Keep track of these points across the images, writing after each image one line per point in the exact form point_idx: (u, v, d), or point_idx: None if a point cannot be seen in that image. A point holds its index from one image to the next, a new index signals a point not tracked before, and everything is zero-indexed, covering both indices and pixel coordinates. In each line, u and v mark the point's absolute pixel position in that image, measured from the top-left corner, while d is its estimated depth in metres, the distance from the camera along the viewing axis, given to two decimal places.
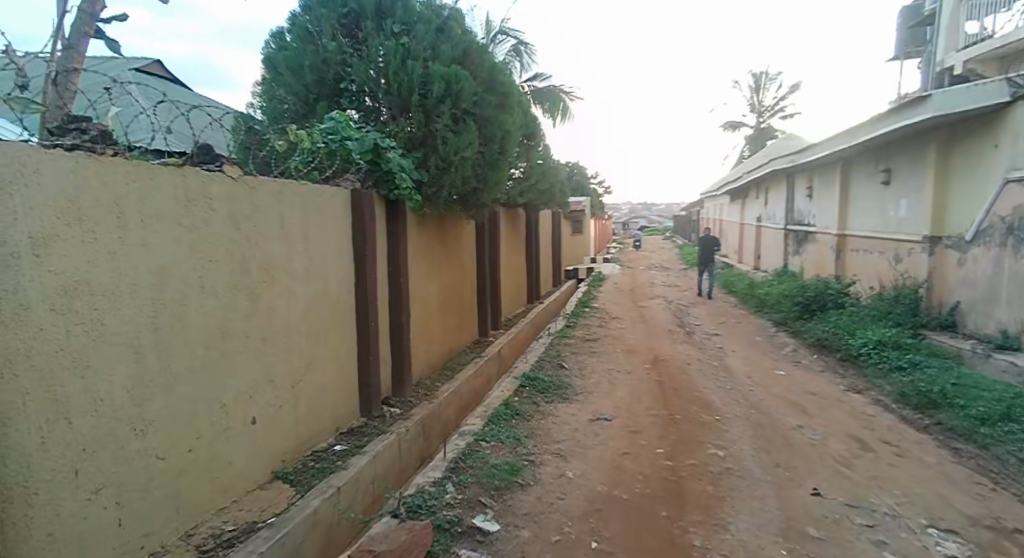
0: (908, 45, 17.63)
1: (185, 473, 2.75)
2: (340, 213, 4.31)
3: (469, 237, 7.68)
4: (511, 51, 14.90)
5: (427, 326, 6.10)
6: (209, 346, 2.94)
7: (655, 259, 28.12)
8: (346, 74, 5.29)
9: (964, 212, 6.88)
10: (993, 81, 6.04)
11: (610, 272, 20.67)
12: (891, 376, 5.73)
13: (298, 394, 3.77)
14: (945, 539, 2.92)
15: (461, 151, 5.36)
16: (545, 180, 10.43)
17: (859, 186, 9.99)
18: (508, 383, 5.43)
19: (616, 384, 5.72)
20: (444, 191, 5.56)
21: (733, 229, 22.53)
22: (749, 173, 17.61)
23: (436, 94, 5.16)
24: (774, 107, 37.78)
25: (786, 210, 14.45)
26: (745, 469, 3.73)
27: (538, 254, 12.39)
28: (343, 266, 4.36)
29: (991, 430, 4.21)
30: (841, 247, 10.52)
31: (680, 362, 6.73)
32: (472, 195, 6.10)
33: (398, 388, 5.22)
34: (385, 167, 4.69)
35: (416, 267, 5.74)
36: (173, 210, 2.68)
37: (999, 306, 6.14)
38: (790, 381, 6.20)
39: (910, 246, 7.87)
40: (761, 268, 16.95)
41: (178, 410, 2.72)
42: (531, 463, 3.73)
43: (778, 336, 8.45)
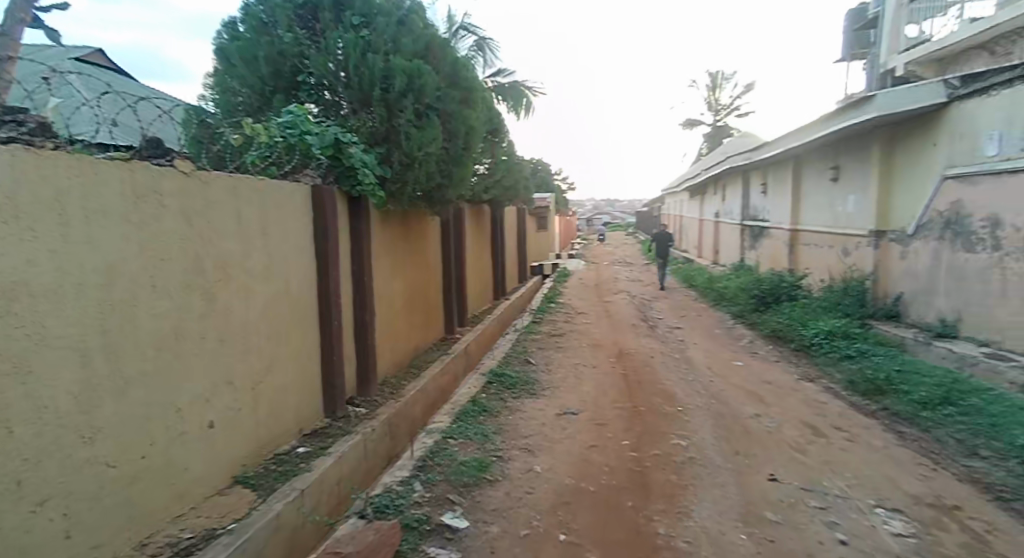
0: (853, 48, 18.45)
1: (138, 481, 2.63)
2: (300, 209, 4.20)
3: (434, 234, 7.61)
4: (473, 46, 14.83)
5: (392, 324, 6.02)
6: (162, 347, 2.82)
7: (618, 254, 28.55)
8: (304, 66, 5.16)
9: (906, 207, 7.26)
10: (932, 82, 6.41)
11: (574, 267, 20.89)
12: (841, 364, 6.00)
13: (258, 396, 3.66)
14: (891, 518, 3.09)
15: (425, 147, 5.30)
16: (509, 176, 10.44)
17: (810, 183, 10.39)
18: (475, 380, 5.42)
19: (582, 378, 5.79)
20: (408, 187, 5.49)
21: (693, 225, 23.09)
22: (707, 170, 18.08)
23: (398, 89, 5.09)
24: (730, 105, 38.90)
25: (743, 206, 14.92)
26: (707, 457, 3.85)
27: (503, 250, 12.39)
28: (304, 264, 4.26)
29: (931, 414, 4.47)
30: (794, 242, 10.94)
31: (643, 355, 6.87)
32: (437, 191, 6.05)
33: (363, 387, 5.14)
34: (346, 162, 4.60)
35: (380, 264, 5.66)
36: (120, 207, 2.56)
37: (938, 296, 6.52)
38: (748, 371, 6.41)
39: (857, 240, 8.25)
40: (719, 262, 17.45)
41: (130, 415, 2.60)
42: (499, 459, 3.74)
43: (736, 328, 8.73)
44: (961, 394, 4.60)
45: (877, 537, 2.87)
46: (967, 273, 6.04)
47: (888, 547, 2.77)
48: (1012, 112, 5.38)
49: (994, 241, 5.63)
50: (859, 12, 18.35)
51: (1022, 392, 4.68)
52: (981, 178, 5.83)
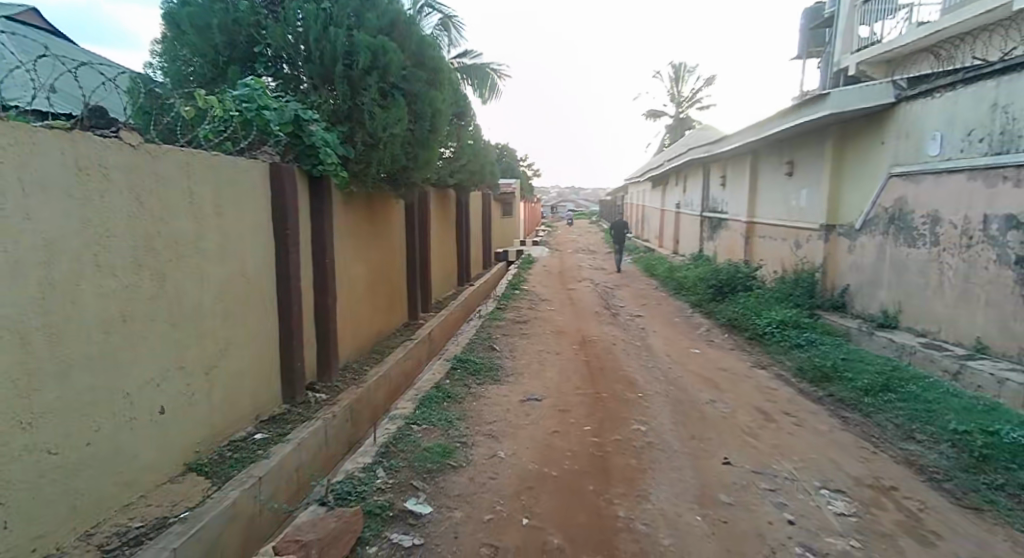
0: (809, 46, 19.05)
1: (83, 469, 2.50)
2: (258, 188, 4.03)
3: (397, 217, 7.48)
4: (439, 25, 14.53)
5: (355, 309, 5.92)
6: (108, 329, 2.67)
7: (581, 242, 28.84)
8: (261, 37, 4.93)
9: (854, 203, 7.59)
10: (882, 82, 6.71)
11: (538, 254, 20.97)
12: (791, 352, 6.27)
13: (212, 381, 3.53)
14: (834, 498, 3.27)
15: (390, 127, 5.17)
16: (475, 160, 10.33)
17: (766, 177, 10.73)
18: (439, 366, 5.39)
19: (545, 365, 5.84)
20: (373, 169, 5.36)
21: (654, 215, 23.52)
22: (669, 161, 18.39)
23: (362, 66, 4.92)
24: (693, 98, 39.61)
25: (702, 197, 15.28)
26: (665, 442, 3.96)
27: (468, 236, 12.29)
28: (262, 245, 4.11)
29: (873, 400, 4.74)
30: (750, 234, 11.30)
31: (605, 342, 6.98)
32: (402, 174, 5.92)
33: (323, 372, 5.03)
34: (307, 140, 4.44)
35: (343, 247, 5.52)
36: (61, 179, 2.39)
37: (881, 289, 6.88)
38: (705, 359, 6.62)
39: (809, 234, 8.59)
40: (679, 252, 17.88)
41: (74, 400, 2.46)
42: (462, 445, 3.74)
43: (694, 317, 8.97)
44: (900, 381, 4.89)
45: (821, 517, 3.03)
46: (908, 268, 6.39)
47: (831, 526, 2.94)
48: (954, 115, 5.67)
49: (933, 238, 5.97)
50: (816, 10, 18.90)
51: (953, 379, 5.01)
52: (924, 177, 6.17)
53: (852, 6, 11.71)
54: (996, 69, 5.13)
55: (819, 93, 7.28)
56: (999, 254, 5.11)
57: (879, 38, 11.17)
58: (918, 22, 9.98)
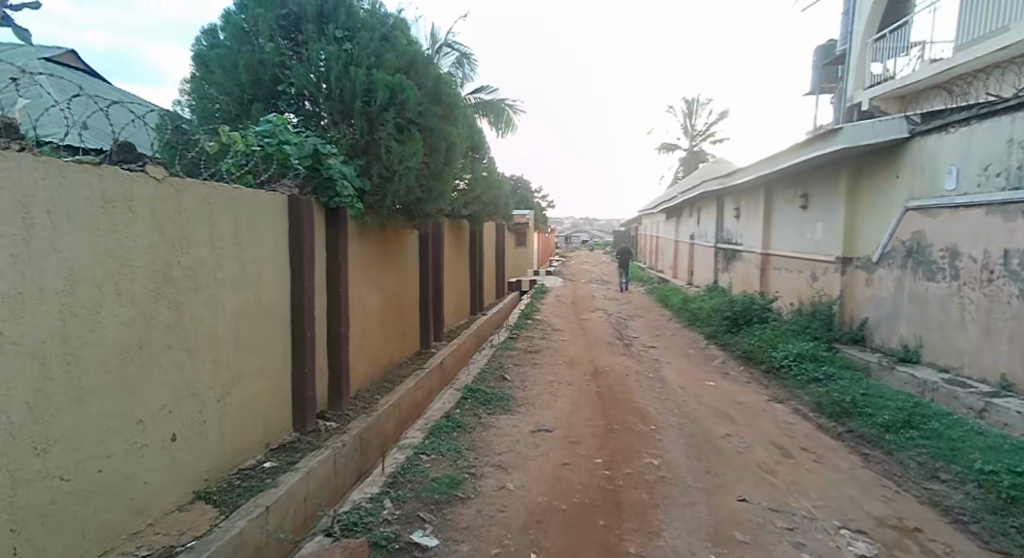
0: (822, 81, 19.33)
1: (93, 496, 2.53)
2: (276, 219, 4.14)
3: (412, 246, 7.58)
4: (455, 64, 15.03)
5: (367, 338, 5.98)
6: (125, 355, 2.74)
7: (596, 273, 28.73)
8: (285, 76, 5.15)
9: (870, 236, 7.54)
10: (895, 117, 6.74)
11: (551, 284, 20.91)
12: (810, 386, 6.10)
13: (223, 409, 3.56)
14: (855, 539, 3.15)
15: (406, 160, 5.30)
16: (489, 192, 10.48)
17: (780, 210, 10.70)
18: (450, 396, 5.37)
19: (557, 396, 5.78)
20: (389, 201, 5.48)
21: (669, 246, 23.43)
22: (682, 193, 18.51)
23: (379, 103, 5.10)
24: (706, 131, 40.01)
25: (717, 229, 15.26)
26: (678, 477, 3.87)
27: (482, 265, 12.38)
28: (278, 274, 4.19)
29: (894, 436, 4.59)
30: (766, 265, 11.21)
31: (618, 373, 6.89)
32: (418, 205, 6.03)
33: (334, 401, 5.04)
34: (325, 173, 4.57)
35: (357, 277, 5.60)
36: (88, 212, 2.50)
37: (901, 321, 6.76)
38: (720, 392, 6.50)
39: (825, 266, 8.53)
40: (694, 283, 17.72)
41: (87, 427, 2.50)
42: (471, 476, 3.70)
43: (708, 347, 8.84)
44: (922, 418, 4.73)
45: None
46: (928, 301, 6.28)
47: None
48: (968, 150, 5.66)
49: (953, 271, 5.88)
50: (828, 48, 19.27)
51: (978, 416, 4.85)
52: (939, 211, 6.13)
53: (865, 44, 12.06)
54: (1009, 104, 5.13)
55: (832, 127, 7.32)
56: (1021, 288, 5.00)
57: (890, 75, 11.22)
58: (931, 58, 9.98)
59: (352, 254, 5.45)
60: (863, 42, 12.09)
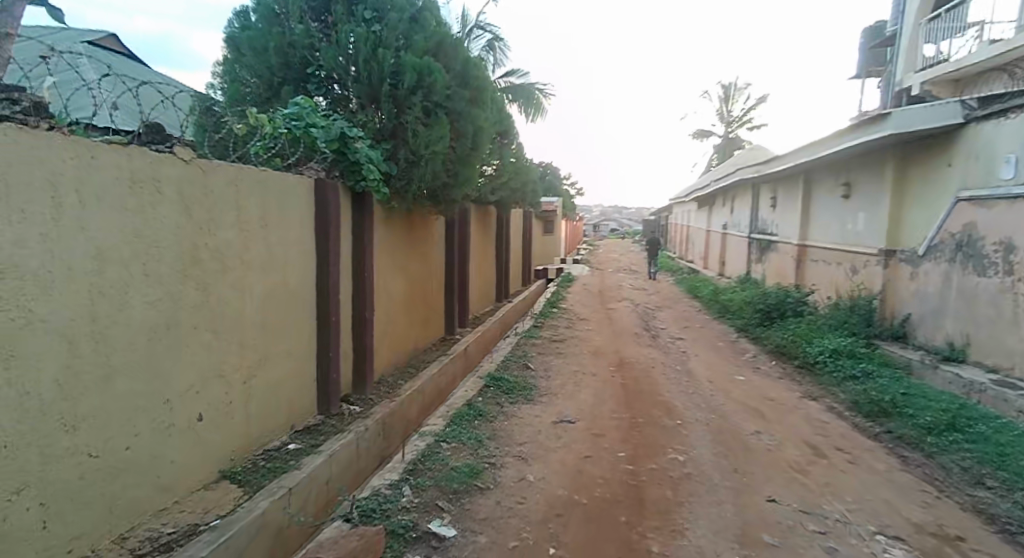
0: (868, 65, 18.46)
1: (121, 473, 2.58)
2: (303, 204, 4.14)
3: (439, 232, 7.55)
4: (485, 47, 14.85)
5: (392, 323, 6.01)
6: (153, 336, 2.77)
7: (624, 262, 28.37)
8: (314, 59, 5.13)
9: (917, 227, 7.16)
10: (950, 101, 6.34)
11: (578, 272, 20.72)
12: (846, 384, 5.85)
13: (249, 391, 3.60)
14: (892, 546, 3.00)
15: (433, 144, 5.23)
16: (517, 178, 10.37)
17: (820, 199, 10.28)
18: (472, 384, 5.34)
19: (581, 387, 5.69)
20: (415, 186, 5.43)
21: (700, 236, 22.90)
22: (716, 181, 18.01)
23: (407, 85, 5.03)
24: (742, 118, 38.84)
25: (751, 219, 14.82)
26: (704, 474, 3.76)
27: (509, 252, 12.33)
28: (305, 258, 4.19)
29: (936, 439, 4.36)
30: (802, 257, 10.82)
31: (644, 365, 6.75)
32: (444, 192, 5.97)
33: (358, 385, 5.08)
34: (351, 157, 4.54)
35: (382, 262, 5.61)
36: (116, 192, 2.51)
37: (947, 319, 6.42)
38: (750, 387, 6.31)
39: (866, 258, 8.18)
40: (725, 275, 17.31)
41: (115, 406, 2.54)
42: (491, 465, 3.66)
43: (738, 341, 8.59)
44: (968, 421, 4.47)
45: None
46: (978, 298, 5.94)
47: None
48: None
49: (1007, 267, 5.52)
50: (876, 30, 18.35)
51: None
52: (994, 202, 5.75)
53: (918, 24, 11.41)
54: None
55: (880, 111, 6.94)
56: None
57: (944, 58, 10.60)
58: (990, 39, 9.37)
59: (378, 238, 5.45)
60: (916, 22, 11.45)
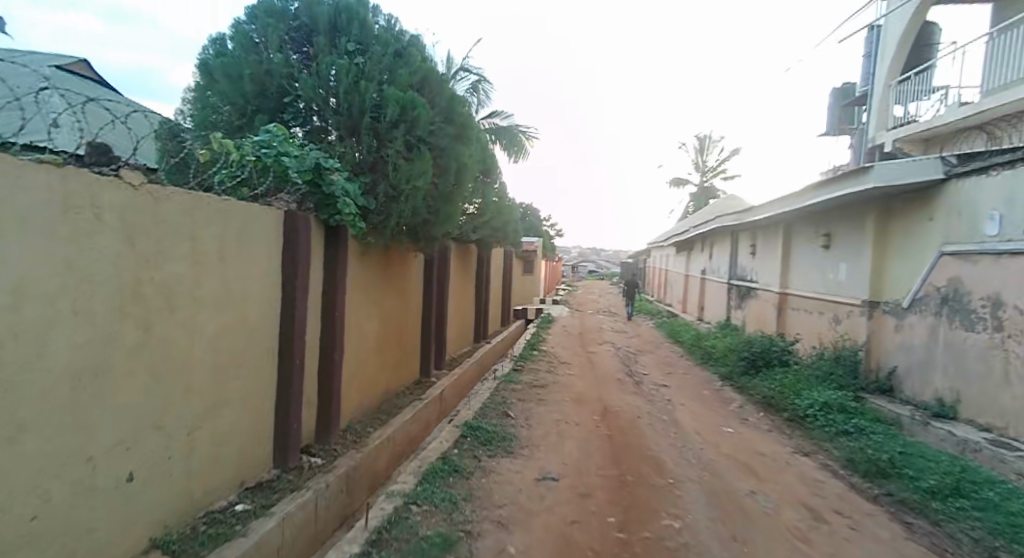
0: (838, 122, 19.24)
1: (23, 550, 2.13)
2: (270, 236, 3.81)
3: (416, 269, 7.26)
4: (470, 88, 14.96)
5: (363, 365, 5.61)
6: (78, 383, 2.37)
7: (602, 304, 28.30)
8: (292, 88, 4.90)
9: (900, 279, 7.13)
10: (929, 157, 6.42)
11: (558, 313, 20.49)
12: (839, 439, 5.60)
13: (193, 444, 3.16)
14: None
15: (414, 179, 5.01)
16: (499, 217, 10.18)
17: (800, 248, 10.33)
18: (447, 433, 4.92)
19: (564, 438, 5.31)
20: (393, 222, 5.16)
21: (678, 280, 23.03)
22: (695, 227, 18.22)
23: (389, 119, 4.86)
24: (717, 168, 40.08)
25: (730, 265, 14.89)
26: (702, 544, 3.40)
27: (488, 292, 12.04)
28: (268, 295, 3.83)
29: (941, 505, 4.09)
30: (783, 305, 10.77)
31: (629, 415, 6.41)
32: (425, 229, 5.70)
33: (321, 434, 4.63)
34: (326, 189, 4.26)
35: (356, 300, 5.26)
36: (46, 218, 2.16)
37: (936, 373, 6.28)
38: (739, 440, 6.01)
39: (849, 308, 8.13)
40: (704, 319, 17.26)
41: (22, 468, 2.11)
42: (466, 534, 3.24)
43: (723, 390, 8.33)
44: (972, 484, 4.23)
45: None
46: (966, 353, 5.84)
47: None
48: (1013, 193, 5.28)
49: (996, 322, 5.44)
50: (845, 90, 19.23)
51: None
52: (980, 257, 5.72)
53: (888, 86, 11.77)
54: None
55: (862, 166, 6.98)
56: None
57: (913, 118, 11.01)
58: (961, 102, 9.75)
59: (352, 274, 5.12)
60: (886, 84, 11.81)
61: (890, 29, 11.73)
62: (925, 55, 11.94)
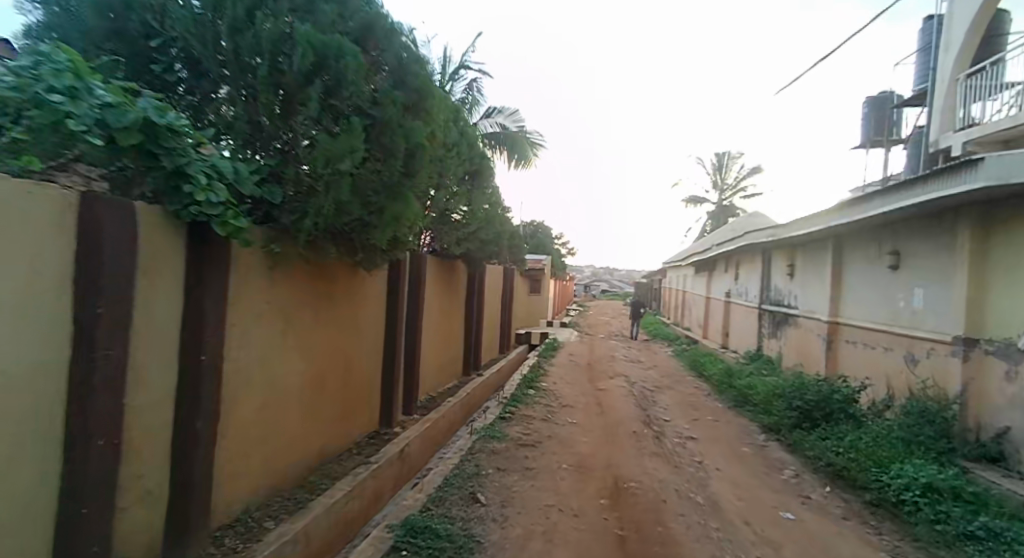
0: (874, 133, 17.51)
1: None
2: (44, 224, 2.14)
3: (376, 292, 5.70)
4: (466, 88, 13.68)
5: (278, 420, 4.01)
6: None
7: (615, 326, 26.52)
8: (160, 25, 3.33)
9: (1010, 312, 5.35)
10: None
11: (565, 337, 18.77)
12: (963, 548, 3.79)
13: None
14: None
15: (337, 161, 3.38)
16: (489, 227, 8.57)
17: (856, 268, 8.54)
18: (371, 545, 3.21)
19: (553, 543, 3.59)
20: (308, 230, 3.50)
21: (698, 303, 21.20)
22: (719, 245, 16.47)
23: (298, 70, 3.29)
24: (736, 186, 38.33)
25: (761, 287, 13.13)
26: None
27: (481, 315, 10.42)
28: (42, 332, 2.16)
29: None
30: (834, 337, 9.00)
31: (648, 492, 4.67)
32: (365, 243, 4.00)
33: (172, 544, 2.98)
34: (168, 163, 2.59)
35: (262, 330, 3.68)
36: None
37: None
38: (807, 536, 4.23)
39: (931, 346, 6.37)
40: (730, 348, 15.45)
41: None
42: None
43: (768, 447, 6.55)
44: None
45: None
46: None
47: None
48: None
49: None
50: (882, 99, 17.51)
51: None
52: None
53: (954, 80, 9.99)
54: None
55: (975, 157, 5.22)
56: None
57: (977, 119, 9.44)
58: None
59: (255, 292, 3.55)
60: (952, 78, 10.04)
61: (955, 16, 10.03)
62: (995, 47, 10.18)
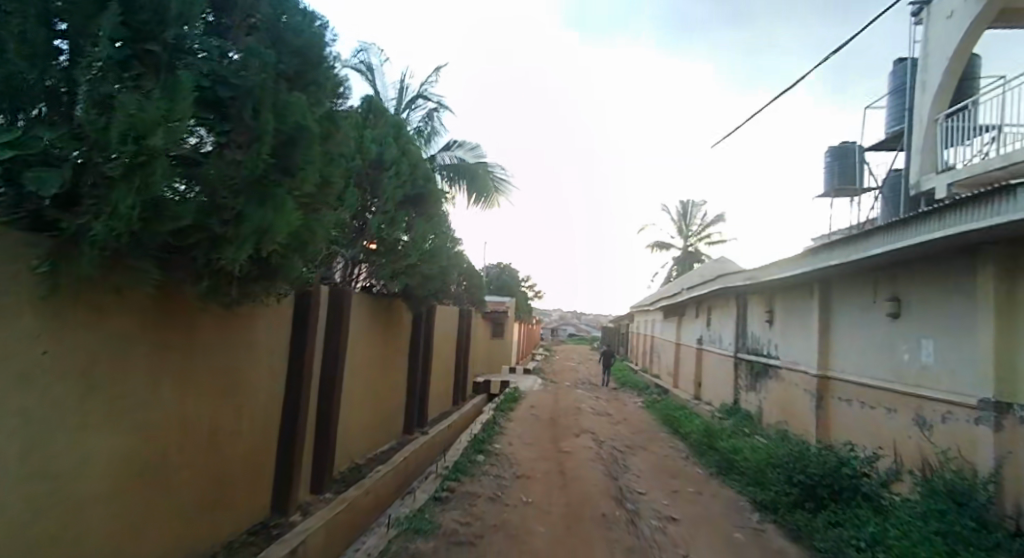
0: (837, 181, 17.32)
1: None
2: None
3: (262, 335, 4.36)
4: (425, 117, 12.83)
5: (67, 530, 2.58)
6: None
7: (582, 373, 25.31)
8: None
9: None
10: None
11: (529, 385, 17.45)
12: None
13: None
14: None
15: (148, 134, 2.12)
16: (436, 262, 7.38)
17: (847, 317, 7.66)
18: None
19: None
20: (97, 241, 2.19)
21: (668, 350, 20.26)
22: (690, 290, 15.70)
23: None
24: (701, 232, 38.47)
25: (736, 335, 12.26)
26: None
27: (429, 363, 9.11)
28: None
29: None
30: (823, 394, 8.04)
31: None
32: (211, 266, 2.71)
33: None
34: None
35: (31, 395, 2.32)
36: None
37: None
38: None
39: (948, 410, 5.40)
40: (703, 400, 14.41)
41: None
42: None
43: (765, 532, 5.36)
44: None
45: None
46: None
47: None
48: None
49: None
50: (844, 148, 17.46)
51: None
52: None
53: (933, 121, 9.53)
54: None
55: (1004, 187, 4.38)
56: None
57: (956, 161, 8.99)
58: (1010, 143, 7.82)
59: (15, 336, 2.22)
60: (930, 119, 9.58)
61: (930, 57, 9.68)
62: (967, 90, 9.87)
